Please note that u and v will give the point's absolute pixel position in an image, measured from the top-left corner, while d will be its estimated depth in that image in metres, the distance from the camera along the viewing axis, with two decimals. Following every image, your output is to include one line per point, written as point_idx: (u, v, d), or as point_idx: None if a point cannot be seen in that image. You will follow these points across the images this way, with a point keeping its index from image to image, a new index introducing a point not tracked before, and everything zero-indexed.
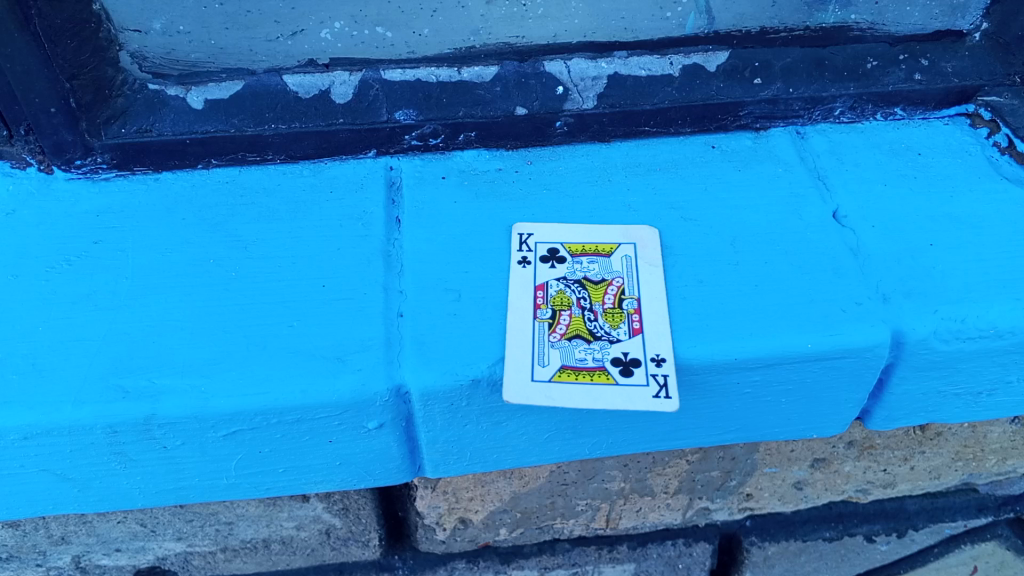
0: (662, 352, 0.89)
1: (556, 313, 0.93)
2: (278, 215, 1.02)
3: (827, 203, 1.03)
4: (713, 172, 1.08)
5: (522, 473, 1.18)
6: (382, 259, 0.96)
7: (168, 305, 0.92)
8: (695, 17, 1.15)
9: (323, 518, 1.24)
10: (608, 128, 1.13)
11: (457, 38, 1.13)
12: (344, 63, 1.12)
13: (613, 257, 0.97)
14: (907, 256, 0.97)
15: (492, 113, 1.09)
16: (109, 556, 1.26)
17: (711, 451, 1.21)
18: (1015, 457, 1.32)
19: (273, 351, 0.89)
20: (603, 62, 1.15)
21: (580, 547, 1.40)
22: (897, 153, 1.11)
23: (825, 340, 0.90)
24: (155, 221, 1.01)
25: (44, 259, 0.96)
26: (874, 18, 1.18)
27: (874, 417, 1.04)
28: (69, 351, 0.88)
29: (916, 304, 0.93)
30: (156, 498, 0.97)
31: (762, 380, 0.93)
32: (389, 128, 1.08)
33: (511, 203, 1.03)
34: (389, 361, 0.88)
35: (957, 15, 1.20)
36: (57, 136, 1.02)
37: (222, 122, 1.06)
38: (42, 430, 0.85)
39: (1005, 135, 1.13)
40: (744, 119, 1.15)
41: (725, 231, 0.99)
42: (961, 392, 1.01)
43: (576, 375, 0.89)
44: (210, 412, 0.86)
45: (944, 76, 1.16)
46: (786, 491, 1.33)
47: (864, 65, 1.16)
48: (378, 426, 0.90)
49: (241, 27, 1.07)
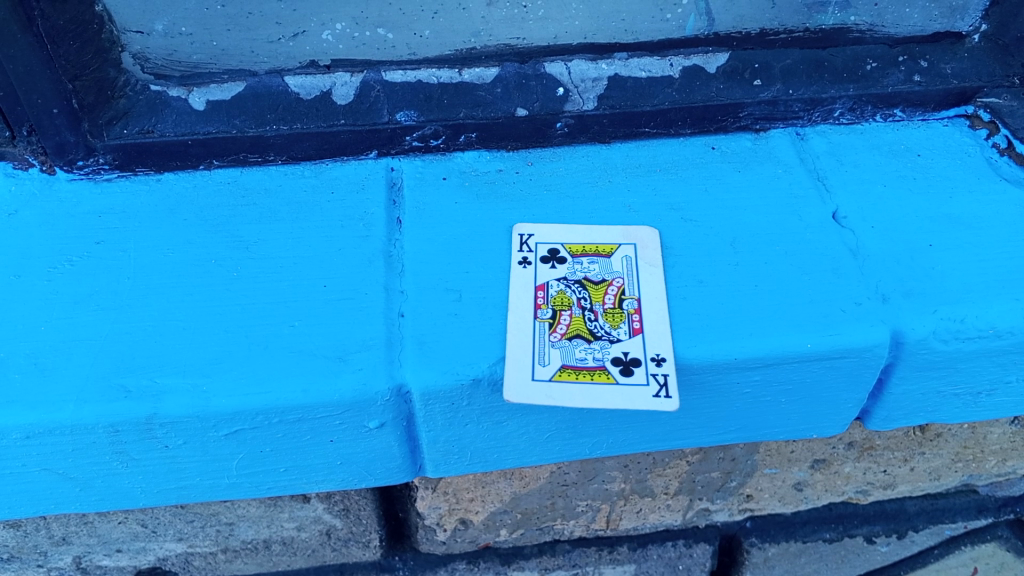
0: (663, 351, 0.89)
1: (556, 313, 0.94)
2: (278, 216, 1.02)
3: (827, 204, 1.03)
4: (713, 173, 1.08)
5: (522, 474, 1.19)
6: (383, 260, 0.97)
7: (169, 306, 0.92)
8: (695, 19, 1.15)
9: (323, 519, 1.24)
10: (608, 130, 1.13)
11: (457, 39, 1.13)
12: (345, 65, 1.12)
13: (613, 257, 0.98)
14: (906, 256, 0.97)
15: (493, 114, 1.10)
16: (110, 556, 1.26)
17: (712, 451, 1.21)
18: (1015, 458, 1.32)
19: (274, 351, 0.89)
20: (603, 63, 1.16)
21: (580, 548, 1.40)
22: (896, 154, 1.11)
23: (825, 340, 0.90)
24: (157, 221, 1.01)
25: (46, 259, 0.97)
26: (873, 20, 1.18)
27: (873, 417, 1.04)
28: (71, 351, 0.89)
29: (915, 304, 0.93)
30: (157, 497, 0.98)
31: (762, 380, 0.93)
32: (390, 129, 1.08)
33: (512, 204, 1.04)
34: (390, 360, 0.88)
35: (956, 16, 1.20)
36: (59, 136, 1.03)
37: (223, 122, 1.07)
38: (44, 429, 0.85)
39: (1004, 136, 1.14)
40: (743, 120, 1.15)
41: (725, 232, 1.00)
42: (960, 392, 1.01)
43: (576, 375, 0.89)
44: (211, 411, 0.86)
45: (944, 77, 1.17)
46: (786, 492, 1.33)
47: (864, 67, 1.17)
48: (379, 426, 0.91)
49: (242, 28, 1.07)
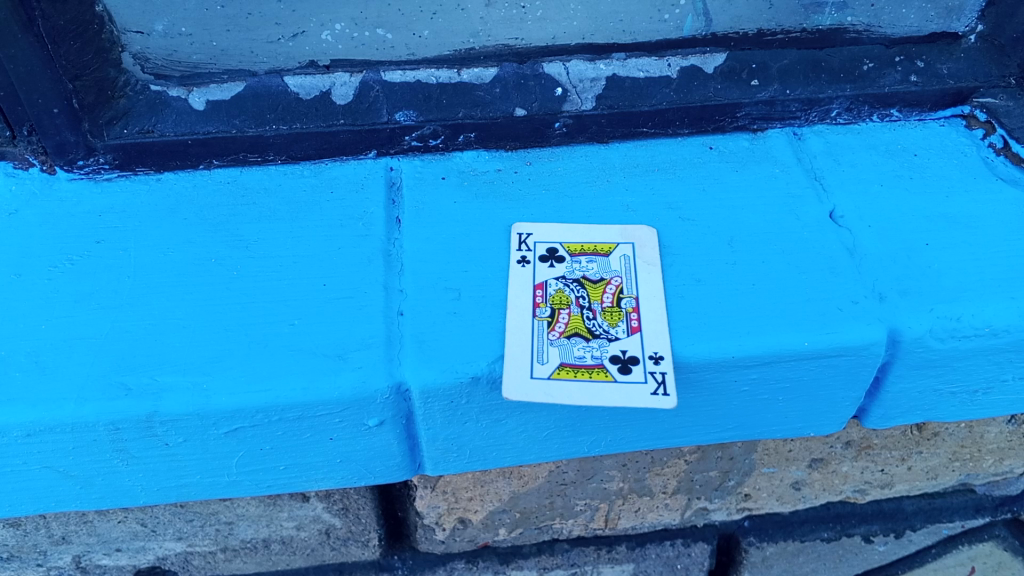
0: (661, 350, 0.90)
1: (555, 312, 0.94)
2: (278, 216, 1.02)
3: (824, 203, 1.04)
4: (711, 173, 1.09)
5: (521, 473, 1.19)
6: (383, 259, 0.97)
7: (169, 304, 0.93)
8: (693, 19, 1.15)
9: (322, 518, 1.24)
10: (606, 130, 1.14)
11: (456, 40, 1.13)
12: (344, 65, 1.13)
13: (612, 256, 0.98)
14: (903, 255, 0.98)
15: (492, 114, 1.10)
16: (110, 555, 1.26)
17: (710, 450, 1.21)
18: (1012, 457, 1.33)
19: (274, 349, 0.89)
20: (602, 63, 1.16)
21: (579, 547, 1.40)
22: (893, 154, 1.12)
23: (822, 338, 0.91)
24: (157, 221, 1.02)
25: (46, 258, 0.97)
26: (870, 21, 1.19)
27: (870, 415, 1.04)
28: (71, 349, 0.89)
29: (912, 303, 0.93)
30: (157, 495, 0.98)
31: (760, 378, 0.93)
32: (390, 129, 1.09)
33: (511, 203, 1.04)
34: (390, 359, 0.88)
35: (952, 17, 1.20)
36: (60, 136, 1.03)
37: (223, 122, 1.07)
38: (44, 427, 0.85)
39: (1000, 136, 1.14)
40: (741, 120, 1.16)
41: (723, 231, 1.00)
42: (956, 391, 1.01)
43: (575, 373, 0.90)
44: (211, 410, 0.86)
45: (940, 78, 1.17)
46: (784, 491, 1.33)
47: (860, 67, 1.17)
48: (378, 424, 0.91)
49: (242, 29, 1.08)
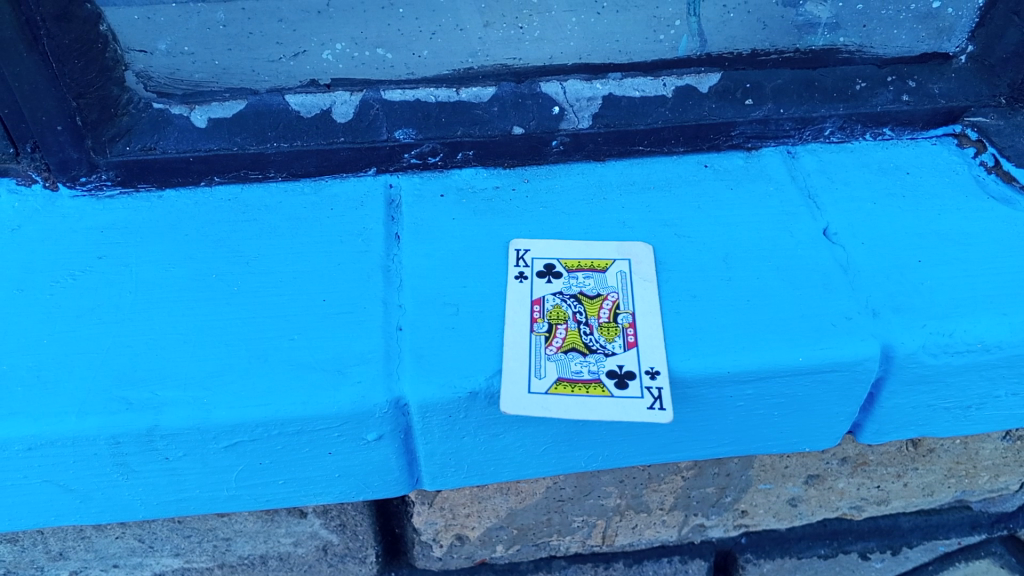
0: (657, 364, 0.91)
1: (552, 327, 0.95)
2: (279, 231, 1.04)
3: (817, 220, 1.05)
4: (705, 190, 1.10)
5: (519, 489, 1.19)
6: (382, 275, 0.98)
7: (170, 319, 0.94)
8: (688, 39, 1.17)
9: (320, 535, 1.24)
10: (602, 148, 1.16)
11: (454, 59, 1.15)
12: (345, 84, 1.14)
13: (608, 272, 0.99)
14: (895, 271, 0.99)
15: (490, 132, 1.12)
16: (107, 572, 1.25)
17: (706, 467, 1.22)
18: (1007, 473, 1.33)
19: (274, 363, 0.90)
20: (597, 83, 1.18)
21: (576, 564, 1.40)
22: (886, 172, 1.14)
23: (816, 354, 0.92)
24: (159, 236, 1.03)
25: (49, 273, 0.98)
26: (862, 41, 1.21)
27: (865, 430, 1.05)
28: (73, 364, 0.90)
29: (905, 319, 0.95)
30: (157, 509, 0.98)
31: (755, 393, 0.94)
32: (389, 147, 1.10)
33: (509, 220, 1.06)
34: (389, 373, 0.89)
35: (943, 38, 1.22)
36: (63, 153, 1.04)
37: (225, 140, 1.09)
38: (46, 441, 0.86)
39: (992, 155, 1.16)
40: (735, 139, 1.17)
41: (718, 247, 1.02)
42: (950, 406, 1.02)
43: (571, 388, 0.90)
44: (211, 423, 0.87)
45: (931, 97, 1.19)
46: (781, 507, 1.33)
47: (853, 86, 1.19)
48: (377, 438, 0.91)
49: (243, 48, 1.09)
